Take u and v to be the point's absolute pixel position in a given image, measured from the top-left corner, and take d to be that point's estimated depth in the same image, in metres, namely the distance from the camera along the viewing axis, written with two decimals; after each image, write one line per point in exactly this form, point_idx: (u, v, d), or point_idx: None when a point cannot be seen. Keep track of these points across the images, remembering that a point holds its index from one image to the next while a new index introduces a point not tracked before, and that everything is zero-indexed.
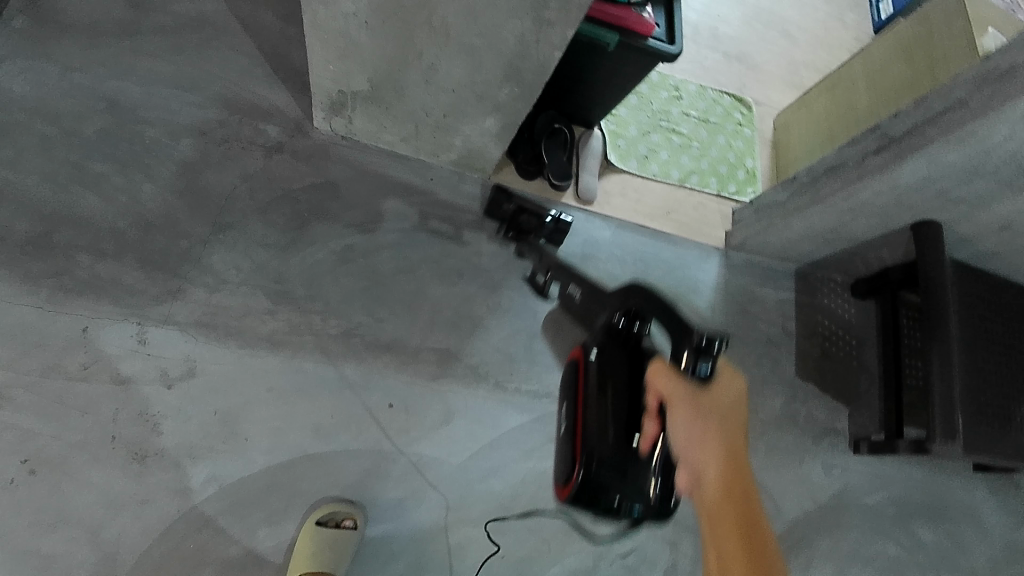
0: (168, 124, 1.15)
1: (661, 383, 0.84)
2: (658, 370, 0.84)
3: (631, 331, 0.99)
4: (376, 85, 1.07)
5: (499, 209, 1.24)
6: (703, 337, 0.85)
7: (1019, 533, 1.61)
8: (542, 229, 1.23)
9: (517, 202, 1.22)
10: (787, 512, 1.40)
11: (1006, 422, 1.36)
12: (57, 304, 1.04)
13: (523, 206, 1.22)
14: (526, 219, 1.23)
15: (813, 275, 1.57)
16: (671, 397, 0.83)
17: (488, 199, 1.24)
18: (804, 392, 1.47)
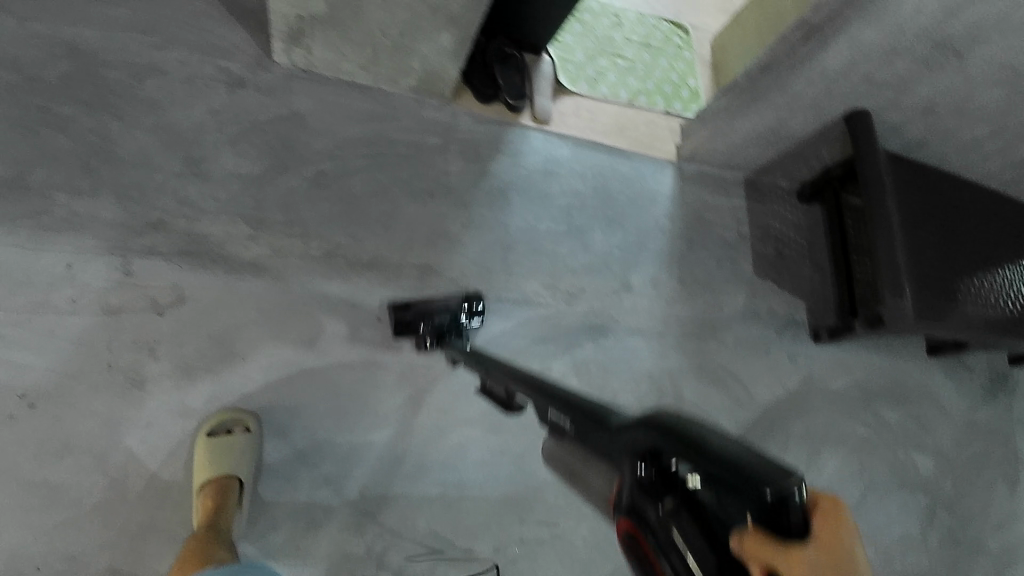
0: (131, 66, 1.17)
1: (771, 559, 0.43)
2: (748, 542, 0.44)
3: (673, 479, 0.52)
4: (333, 6, 1.11)
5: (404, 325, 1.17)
6: (770, 491, 0.45)
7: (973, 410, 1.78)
8: (460, 326, 1.17)
9: (421, 314, 1.17)
10: (759, 398, 1.50)
11: (949, 290, 1.48)
12: (38, 242, 1.06)
13: (427, 311, 1.17)
14: (437, 322, 1.16)
15: (761, 182, 1.67)
16: (775, 569, 0.43)
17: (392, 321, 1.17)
18: (762, 288, 1.57)
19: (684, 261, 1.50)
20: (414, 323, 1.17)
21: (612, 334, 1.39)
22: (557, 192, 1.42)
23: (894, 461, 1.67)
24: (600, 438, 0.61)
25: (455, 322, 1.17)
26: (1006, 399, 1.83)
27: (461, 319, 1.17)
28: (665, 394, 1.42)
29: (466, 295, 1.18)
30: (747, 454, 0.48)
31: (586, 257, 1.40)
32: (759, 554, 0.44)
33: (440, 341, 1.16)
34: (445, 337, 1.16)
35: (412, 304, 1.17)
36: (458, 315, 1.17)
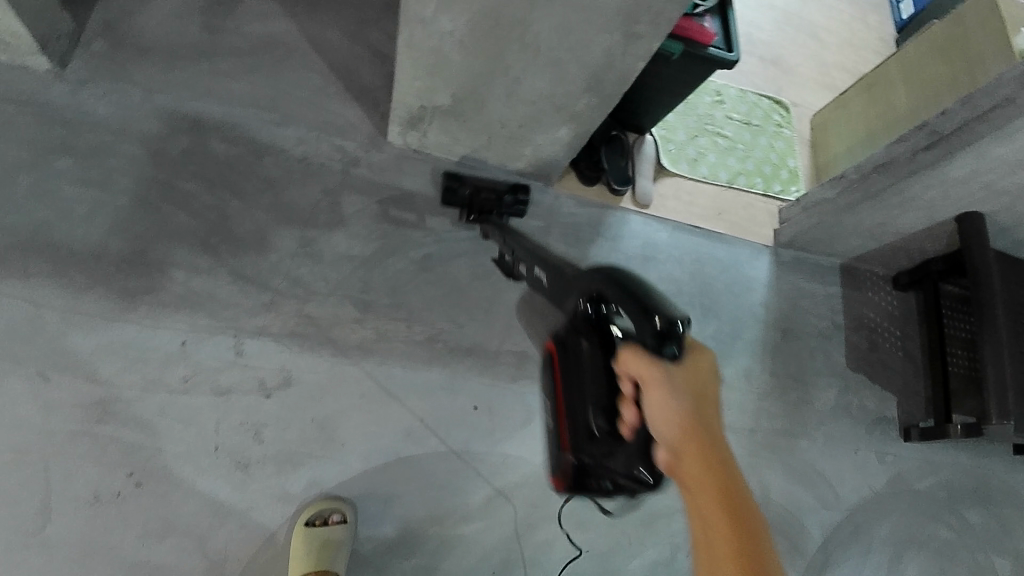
0: (250, 142, 1.18)
1: (630, 365, 0.74)
2: (628, 354, 0.75)
3: (603, 318, 0.85)
4: (458, 100, 1.10)
5: (455, 196, 1.23)
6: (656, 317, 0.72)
7: None
8: (503, 206, 1.24)
9: (473, 186, 1.23)
10: (846, 498, 1.44)
11: None
12: (154, 320, 1.08)
13: (478, 186, 1.24)
14: (483, 198, 1.23)
15: (857, 270, 1.61)
16: (640, 376, 0.74)
17: (443, 187, 1.23)
18: (854, 381, 1.52)
19: (778, 351, 1.46)
20: (462, 188, 1.23)
21: None
22: (654, 278, 1.39)
23: (980, 570, 1.51)
24: (560, 282, 0.93)
25: (499, 207, 1.24)
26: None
27: (506, 200, 1.24)
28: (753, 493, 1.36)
29: (516, 186, 1.25)
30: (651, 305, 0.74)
31: None
32: (630, 365, 0.74)
33: (482, 218, 1.23)
34: (486, 215, 1.24)
35: (467, 178, 1.24)
36: (505, 198, 1.24)
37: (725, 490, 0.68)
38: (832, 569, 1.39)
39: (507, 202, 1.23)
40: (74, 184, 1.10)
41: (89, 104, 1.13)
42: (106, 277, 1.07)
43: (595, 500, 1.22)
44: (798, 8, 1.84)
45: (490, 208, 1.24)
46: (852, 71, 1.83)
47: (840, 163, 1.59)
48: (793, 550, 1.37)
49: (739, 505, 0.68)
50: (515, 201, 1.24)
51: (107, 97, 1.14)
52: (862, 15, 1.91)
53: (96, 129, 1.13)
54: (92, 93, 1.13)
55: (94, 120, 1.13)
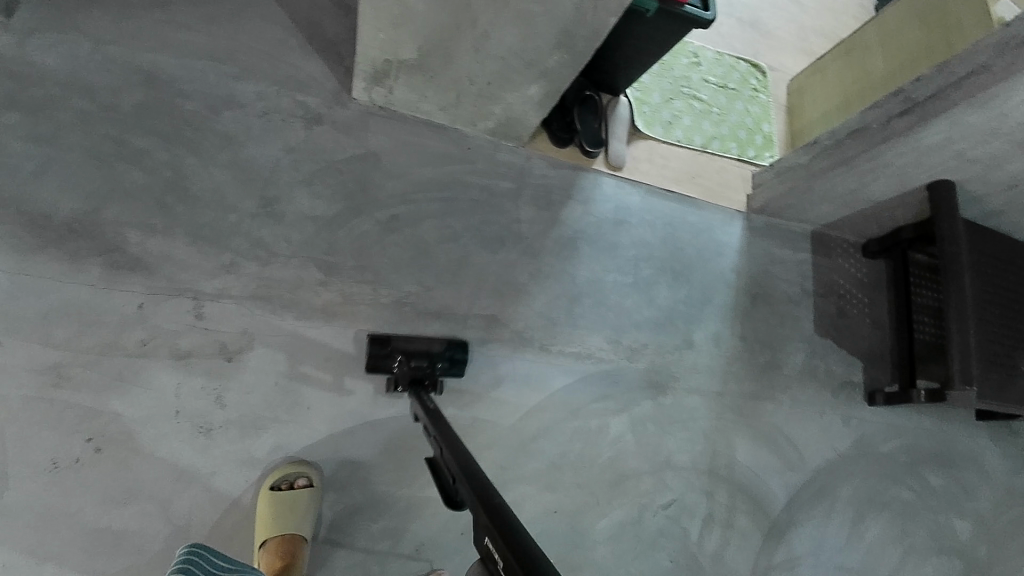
0: (207, 97, 1.13)
1: None
2: None
3: None
4: (424, 55, 1.06)
5: (384, 365, 1.11)
6: None
7: (1020, 478, 1.69)
8: (437, 371, 1.13)
9: (401, 353, 1.12)
10: (810, 461, 1.47)
11: (1013, 371, 1.38)
12: (109, 281, 1.04)
13: (408, 352, 1.13)
14: (414, 366, 1.11)
15: (829, 237, 1.62)
16: None
17: (369, 355, 1.11)
18: (822, 347, 1.54)
19: (748, 317, 1.46)
20: (391, 359, 1.12)
21: (672, 393, 1.36)
22: (625, 242, 1.38)
23: (936, 528, 1.56)
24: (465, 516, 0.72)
25: (432, 372, 1.13)
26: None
27: (440, 369, 1.13)
28: (720, 455, 1.38)
29: (448, 343, 1.15)
30: None
31: (651, 311, 1.37)
32: None
33: (411, 388, 1.09)
34: (418, 384, 1.10)
35: (393, 340, 1.13)
36: (438, 363, 1.13)
37: None
38: (795, 528, 1.42)
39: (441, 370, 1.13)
40: (18, 138, 1.04)
41: (33, 55, 1.07)
42: (56, 237, 1.03)
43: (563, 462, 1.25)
44: None
45: (423, 377, 1.11)
46: (830, 36, 1.81)
47: (815, 128, 1.59)
48: (758, 511, 1.39)
49: None
50: (450, 364, 1.14)
51: (53, 47, 1.08)
52: None
53: (41, 82, 1.07)
54: (37, 43, 1.08)
55: (39, 72, 1.07)
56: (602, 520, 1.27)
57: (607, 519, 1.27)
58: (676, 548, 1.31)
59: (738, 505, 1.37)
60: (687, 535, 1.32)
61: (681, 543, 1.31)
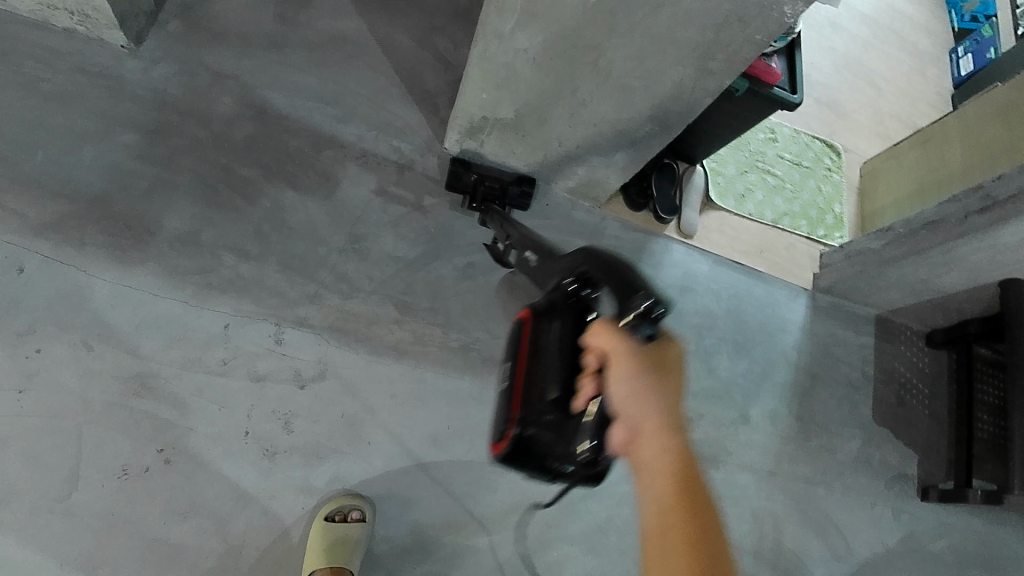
0: (311, 135, 1.19)
1: (599, 336, 0.88)
2: (602, 330, 0.89)
3: (580, 298, 1.03)
4: (521, 114, 1.11)
5: (460, 180, 1.22)
6: (637, 298, 0.89)
7: None
8: (508, 195, 1.25)
9: (480, 173, 1.23)
10: (859, 551, 1.43)
11: None
12: (200, 300, 1.09)
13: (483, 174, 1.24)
14: (490, 186, 1.23)
15: (893, 323, 1.60)
16: (609, 348, 0.89)
17: (449, 171, 1.22)
18: (878, 435, 1.50)
19: (806, 396, 1.45)
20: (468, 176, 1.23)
21: (723, 467, 1.34)
22: (689, 310, 1.39)
23: None
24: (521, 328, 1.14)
25: (502, 195, 1.25)
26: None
27: (511, 191, 1.24)
28: (767, 535, 1.35)
29: (519, 176, 1.27)
30: (630, 289, 0.93)
31: (710, 381, 1.37)
32: (601, 339, 0.88)
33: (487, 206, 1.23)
34: (491, 202, 1.24)
35: (474, 165, 1.25)
36: (509, 189, 1.25)
37: (677, 478, 0.81)
38: None
39: (513, 193, 1.24)
40: (136, 158, 1.11)
41: (159, 82, 1.15)
42: (158, 253, 1.08)
43: (614, 527, 1.22)
44: (858, 54, 1.84)
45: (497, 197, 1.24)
46: (906, 123, 1.82)
47: (887, 214, 1.58)
48: None
49: (692, 494, 0.80)
50: (520, 192, 1.25)
51: (177, 77, 1.16)
52: (921, 67, 1.90)
53: (163, 107, 1.14)
54: (164, 72, 1.15)
55: (163, 99, 1.15)
56: None
57: None
58: None
59: None
60: None
61: None
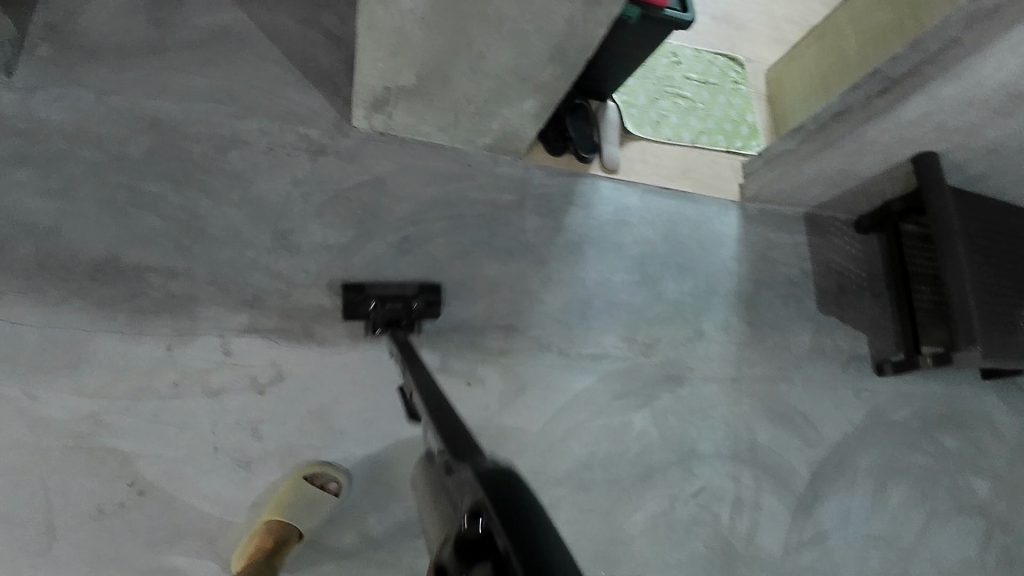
0: (214, 138, 1.16)
1: None
2: None
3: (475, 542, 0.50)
4: (423, 79, 1.11)
5: (359, 308, 1.14)
6: None
7: None
8: (412, 312, 1.16)
9: (376, 296, 1.14)
10: (828, 435, 1.50)
11: (1015, 328, 1.42)
12: (136, 326, 1.06)
13: (382, 297, 1.15)
14: (390, 308, 1.14)
15: (821, 217, 1.66)
16: None
17: (345, 300, 1.14)
18: (827, 325, 1.57)
19: (752, 302, 1.50)
20: (367, 303, 1.14)
21: (688, 383, 1.39)
22: (629, 242, 1.42)
23: (956, 489, 1.60)
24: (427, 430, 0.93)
25: (408, 313, 1.15)
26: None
27: (415, 306, 1.16)
28: (742, 438, 1.41)
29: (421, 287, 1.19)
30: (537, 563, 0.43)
31: (660, 305, 1.41)
32: None
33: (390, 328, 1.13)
34: (396, 325, 1.14)
35: (368, 288, 1.16)
36: (413, 304, 1.16)
37: None
38: (821, 502, 1.45)
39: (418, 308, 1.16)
40: (34, 195, 1.06)
41: (39, 111, 1.09)
42: (79, 288, 1.04)
43: (594, 459, 1.28)
44: None
45: (400, 318, 1.14)
46: (801, 23, 1.87)
47: (796, 114, 1.63)
48: (783, 490, 1.42)
49: None
50: (425, 304, 1.18)
51: (58, 102, 1.10)
52: None
53: (50, 137, 1.09)
54: (43, 100, 1.09)
55: (48, 128, 1.09)
56: (637, 512, 1.29)
57: (641, 513, 1.29)
58: (709, 533, 1.34)
59: (764, 486, 1.40)
60: (718, 520, 1.35)
61: (713, 528, 1.34)
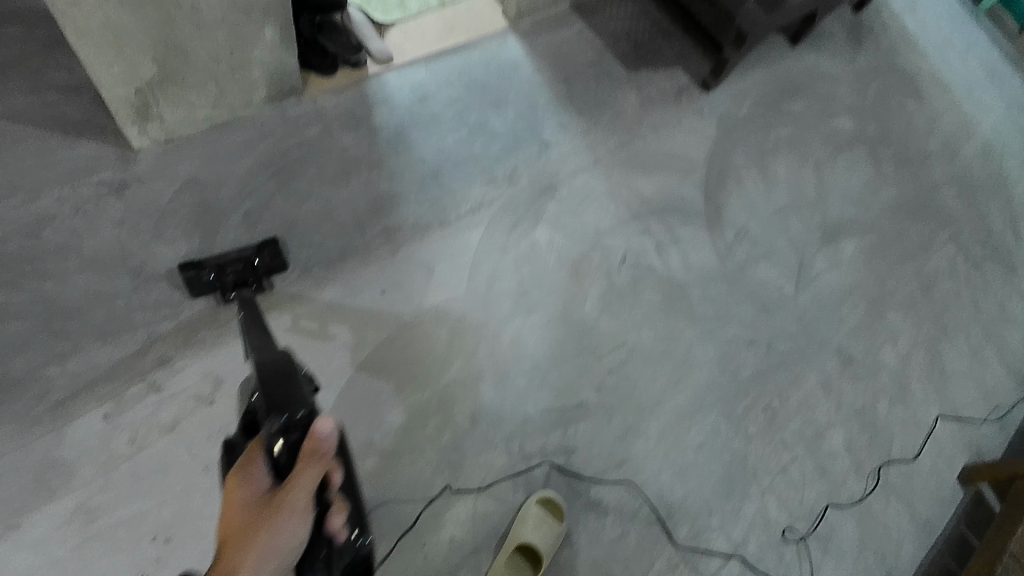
0: (22, 230, 1.15)
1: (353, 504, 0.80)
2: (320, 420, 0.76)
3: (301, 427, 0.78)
4: (163, 62, 1.13)
5: (201, 282, 1.13)
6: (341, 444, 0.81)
7: (855, 58, 1.89)
8: (258, 268, 1.16)
9: (215, 267, 1.14)
10: (698, 157, 1.65)
11: None
12: (64, 416, 1.07)
13: (221, 264, 1.15)
14: (234, 272, 1.15)
15: (586, 2, 1.75)
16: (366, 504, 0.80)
17: (184, 278, 1.13)
18: (643, 78, 1.70)
19: (572, 95, 1.62)
20: (206, 274, 1.13)
21: (562, 185, 1.50)
22: (441, 108, 1.49)
23: (825, 136, 1.78)
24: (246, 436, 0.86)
25: (253, 272, 1.16)
26: (874, 31, 1.94)
27: (257, 263, 1.16)
28: (631, 199, 1.54)
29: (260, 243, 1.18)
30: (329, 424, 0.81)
31: (499, 141, 1.50)
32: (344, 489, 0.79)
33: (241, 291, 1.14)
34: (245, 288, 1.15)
35: (205, 261, 1.15)
36: (254, 262, 1.16)
37: None
38: (725, 209, 1.61)
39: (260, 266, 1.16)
40: None
41: None
42: None
43: (528, 282, 1.39)
44: None
45: (247, 280, 1.15)
46: None
47: None
48: (688, 217, 1.57)
49: None
50: (269, 258, 1.17)
51: None
52: None
53: None
54: None
55: None
56: (587, 300, 1.42)
57: (591, 299, 1.42)
58: (653, 281, 1.48)
59: (672, 223, 1.55)
60: (652, 267, 1.49)
61: (651, 276, 1.48)
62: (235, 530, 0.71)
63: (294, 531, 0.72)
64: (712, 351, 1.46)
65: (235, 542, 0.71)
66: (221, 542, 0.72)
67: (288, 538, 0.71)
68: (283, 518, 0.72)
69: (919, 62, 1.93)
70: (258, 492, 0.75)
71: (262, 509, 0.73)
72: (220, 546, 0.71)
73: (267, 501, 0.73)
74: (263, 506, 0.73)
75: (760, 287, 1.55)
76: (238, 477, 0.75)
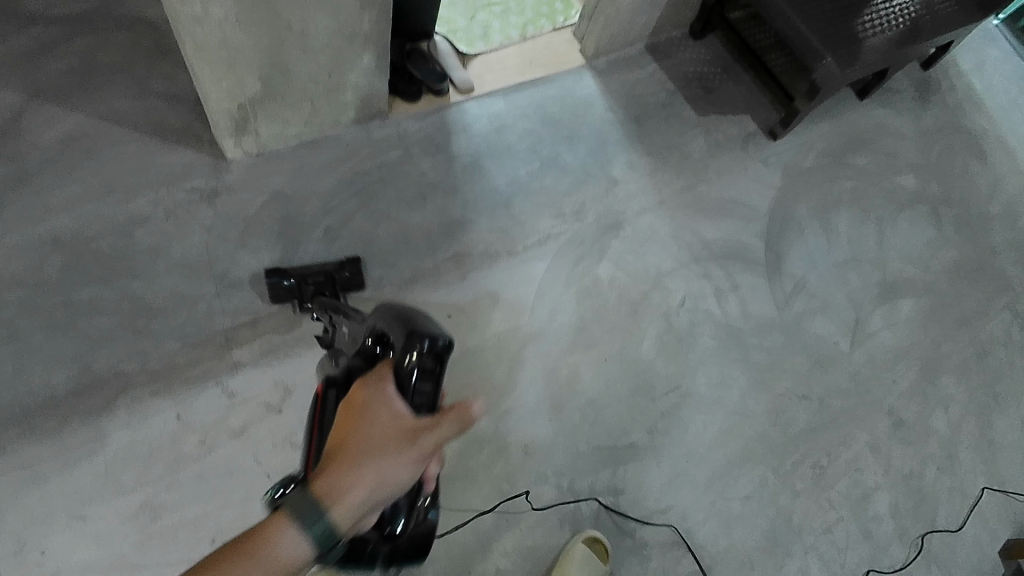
0: (116, 228, 1.20)
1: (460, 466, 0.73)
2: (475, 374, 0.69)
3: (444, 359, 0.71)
4: (266, 80, 1.19)
5: (283, 289, 1.17)
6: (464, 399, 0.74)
7: (925, 118, 1.88)
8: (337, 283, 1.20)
9: (298, 277, 1.18)
10: (761, 205, 1.66)
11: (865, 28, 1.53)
12: (140, 412, 1.10)
13: (303, 274, 1.19)
14: (315, 283, 1.18)
15: (660, 43, 1.78)
16: None
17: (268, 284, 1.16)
18: (712, 122, 1.71)
19: (642, 135, 1.64)
20: (289, 282, 1.17)
21: (627, 223, 1.52)
22: (515, 140, 1.53)
23: (888, 194, 1.77)
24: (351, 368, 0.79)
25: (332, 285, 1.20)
26: (944, 91, 1.94)
27: (337, 277, 1.20)
28: (694, 243, 1.55)
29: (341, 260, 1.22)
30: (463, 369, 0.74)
31: (568, 175, 1.53)
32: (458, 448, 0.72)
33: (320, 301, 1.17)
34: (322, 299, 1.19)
35: (289, 270, 1.19)
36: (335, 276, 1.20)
37: None
38: (785, 259, 1.61)
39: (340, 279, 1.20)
40: None
41: None
42: (71, 406, 1.08)
43: (588, 317, 1.40)
44: None
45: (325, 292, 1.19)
46: None
47: None
48: (749, 265, 1.57)
49: None
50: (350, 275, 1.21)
51: None
52: None
53: None
54: None
55: None
56: (645, 341, 1.43)
57: (648, 340, 1.43)
58: (710, 326, 1.48)
59: (733, 270, 1.55)
60: (710, 312, 1.50)
61: (709, 322, 1.49)
62: (359, 438, 0.63)
63: (407, 473, 0.63)
64: (764, 402, 1.46)
65: (357, 451, 0.62)
66: (340, 441, 0.65)
67: (403, 473, 0.62)
68: (406, 452, 0.63)
69: (989, 126, 1.92)
70: (386, 413, 0.66)
71: (393, 433, 0.64)
72: (338, 448, 0.63)
73: (404, 430, 0.65)
74: (400, 431, 0.65)
75: (815, 341, 1.54)
76: (372, 386, 0.68)
